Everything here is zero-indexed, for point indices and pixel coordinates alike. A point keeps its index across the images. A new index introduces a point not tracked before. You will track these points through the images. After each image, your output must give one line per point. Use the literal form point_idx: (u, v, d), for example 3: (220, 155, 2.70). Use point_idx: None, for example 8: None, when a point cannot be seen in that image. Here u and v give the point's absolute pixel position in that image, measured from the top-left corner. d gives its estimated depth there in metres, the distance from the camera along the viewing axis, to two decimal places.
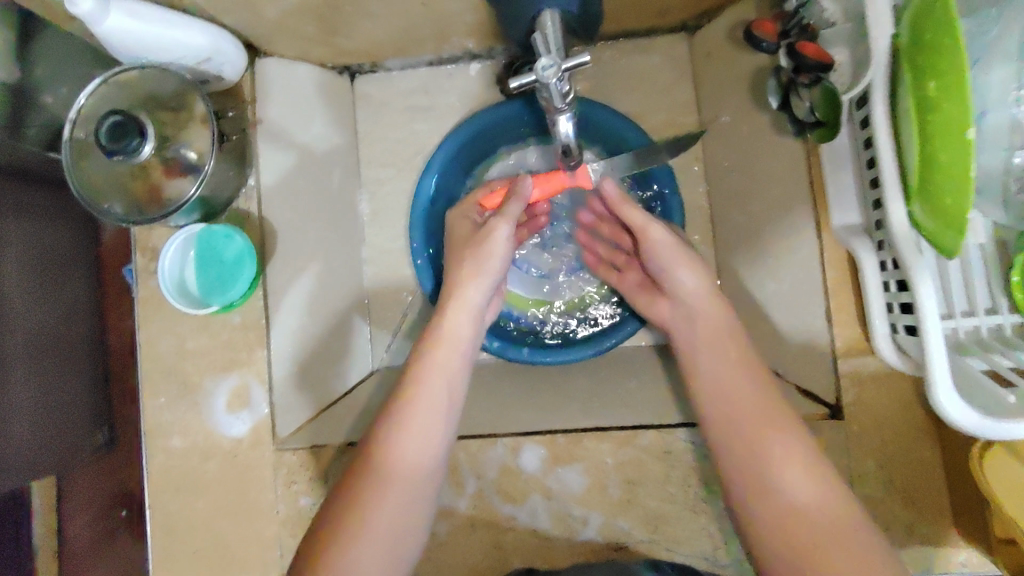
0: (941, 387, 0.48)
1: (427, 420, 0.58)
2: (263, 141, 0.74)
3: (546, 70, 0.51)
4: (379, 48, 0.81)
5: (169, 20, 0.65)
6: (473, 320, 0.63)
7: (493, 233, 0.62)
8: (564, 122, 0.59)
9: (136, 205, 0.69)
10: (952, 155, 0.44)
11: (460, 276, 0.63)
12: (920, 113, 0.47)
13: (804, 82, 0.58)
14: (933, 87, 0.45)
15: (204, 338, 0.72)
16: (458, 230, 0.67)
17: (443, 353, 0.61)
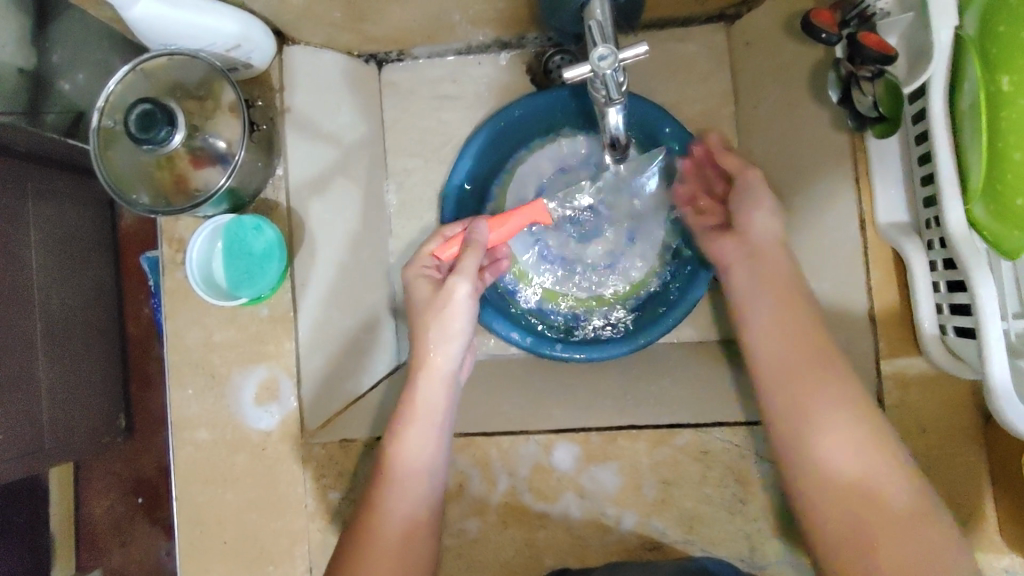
0: (1002, 378, 0.46)
1: (411, 484, 0.59)
2: (292, 132, 0.73)
3: (604, 59, 0.49)
4: (408, 35, 0.80)
5: (199, 6, 0.64)
6: (446, 382, 0.63)
7: (453, 293, 0.61)
8: (614, 114, 0.58)
9: (164, 196, 0.68)
10: None
11: (426, 345, 0.62)
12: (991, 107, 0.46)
13: (865, 75, 0.55)
14: (1006, 82, 0.45)
15: (231, 330, 0.71)
16: (418, 291, 0.63)
17: (420, 422, 0.61)
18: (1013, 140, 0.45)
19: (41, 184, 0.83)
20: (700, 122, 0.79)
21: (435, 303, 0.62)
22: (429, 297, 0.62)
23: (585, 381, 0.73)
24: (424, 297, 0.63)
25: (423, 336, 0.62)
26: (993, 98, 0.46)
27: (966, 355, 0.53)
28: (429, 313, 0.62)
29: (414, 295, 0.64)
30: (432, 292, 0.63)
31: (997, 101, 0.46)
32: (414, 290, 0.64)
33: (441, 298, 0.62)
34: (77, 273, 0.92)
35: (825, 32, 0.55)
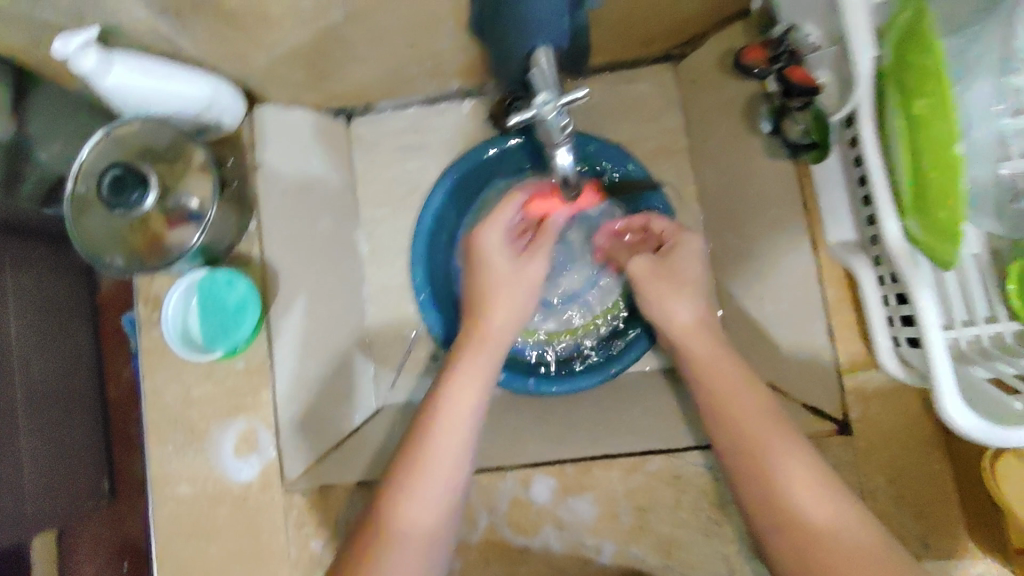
0: (944, 385, 0.48)
1: (449, 445, 0.58)
2: (264, 186, 0.76)
3: (546, 104, 0.54)
4: (370, 90, 0.83)
5: (169, 73, 0.66)
6: (501, 342, 0.64)
7: (534, 261, 0.65)
8: (562, 155, 0.60)
9: (138, 256, 0.71)
10: (943, 171, 0.46)
11: (494, 296, 0.64)
12: (910, 131, 0.48)
13: (796, 106, 0.61)
14: (921, 106, 0.47)
15: (208, 385, 0.72)
16: (495, 256, 0.65)
17: (479, 357, 0.63)
18: (929, 160, 0.47)
19: (16, 255, 0.85)
20: (655, 157, 0.83)
21: (515, 279, 0.65)
22: (514, 270, 0.65)
23: (560, 414, 0.75)
24: (505, 264, 0.65)
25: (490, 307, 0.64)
26: (910, 122, 0.48)
27: (916, 363, 0.55)
28: (505, 283, 0.64)
29: (490, 264, 0.65)
30: (512, 267, 0.65)
31: (912, 126, 0.48)
32: (489, 253, 0.65)
33: (522, 275, 0.65)
34: (56, 339, 0.93)
35: (755, 70, 0.62)
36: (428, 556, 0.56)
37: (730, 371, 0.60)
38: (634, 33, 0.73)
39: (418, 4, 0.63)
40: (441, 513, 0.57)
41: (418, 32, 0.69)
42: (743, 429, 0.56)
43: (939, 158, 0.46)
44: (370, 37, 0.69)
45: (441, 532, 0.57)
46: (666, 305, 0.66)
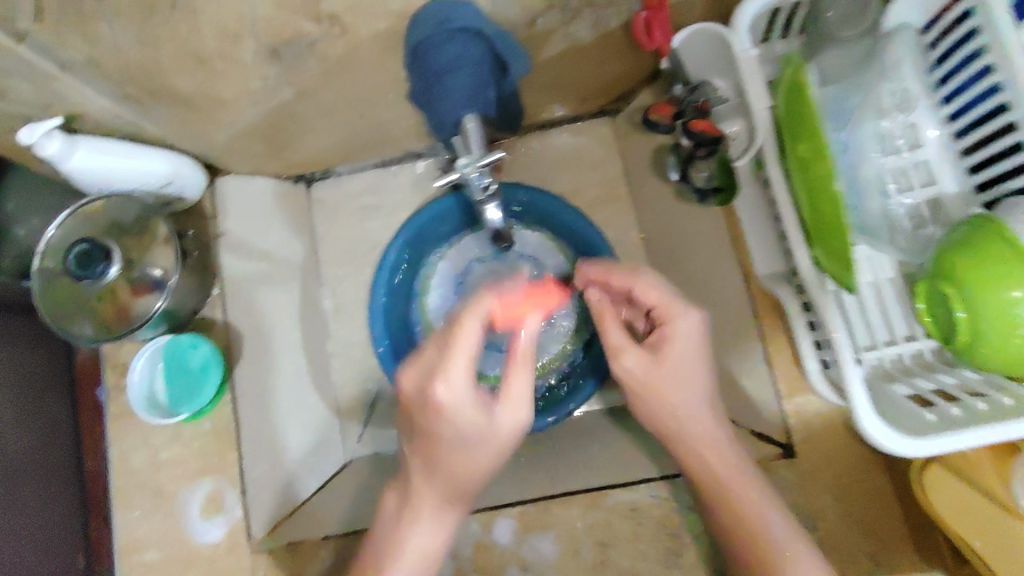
0: (858, 400, 0.52)
1: (430, 506, 0.59)
2: (226, 253, 0.79)
3: (467, 168, 0.62)
4: (328, 156, 0.88)
5: (131, 152, 0.71)
6: (470, 414, 0.53)
7: (507, 407, 0.54)
8: (491, 210, 0.70)
9: (105, 325, 0.74)
10: (830, 206, 0.50)
11: (446, 393, 0.53)
12: (801, 170, 0.53)
13: (702, 154, 0.67)
14: (805, 150, 0.52)
15: (177, 447, 0.74)
16: (462, 412, 0.53)
17: (448, 424, 0.54)
18: (819, 196, 0.51)
19: None
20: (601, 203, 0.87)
21: (485, 437, 0.54)
22: (479, 431, 0.54)
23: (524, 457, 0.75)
24: (470, 423, 0.54)
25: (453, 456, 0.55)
26: (800, 163, 0.53)
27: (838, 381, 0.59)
28: (473, 437, 0.54)
29: (452, 418, 0.53)
30: (481, 423, 0.54)
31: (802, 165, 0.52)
32: (449, 422, 0.54)
33: (493, 428, 0.54)
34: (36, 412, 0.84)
35: (661, 126, 0.71)
36: None
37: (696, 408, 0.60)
38: (568, 93, 0.79)
39: (363, 79, 0.69)
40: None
41: (366, 103, 0.74)
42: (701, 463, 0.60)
43: (827, 194, 0.50)
44: (321, 111, 0.74)
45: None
46: (668, 401, 0.59)
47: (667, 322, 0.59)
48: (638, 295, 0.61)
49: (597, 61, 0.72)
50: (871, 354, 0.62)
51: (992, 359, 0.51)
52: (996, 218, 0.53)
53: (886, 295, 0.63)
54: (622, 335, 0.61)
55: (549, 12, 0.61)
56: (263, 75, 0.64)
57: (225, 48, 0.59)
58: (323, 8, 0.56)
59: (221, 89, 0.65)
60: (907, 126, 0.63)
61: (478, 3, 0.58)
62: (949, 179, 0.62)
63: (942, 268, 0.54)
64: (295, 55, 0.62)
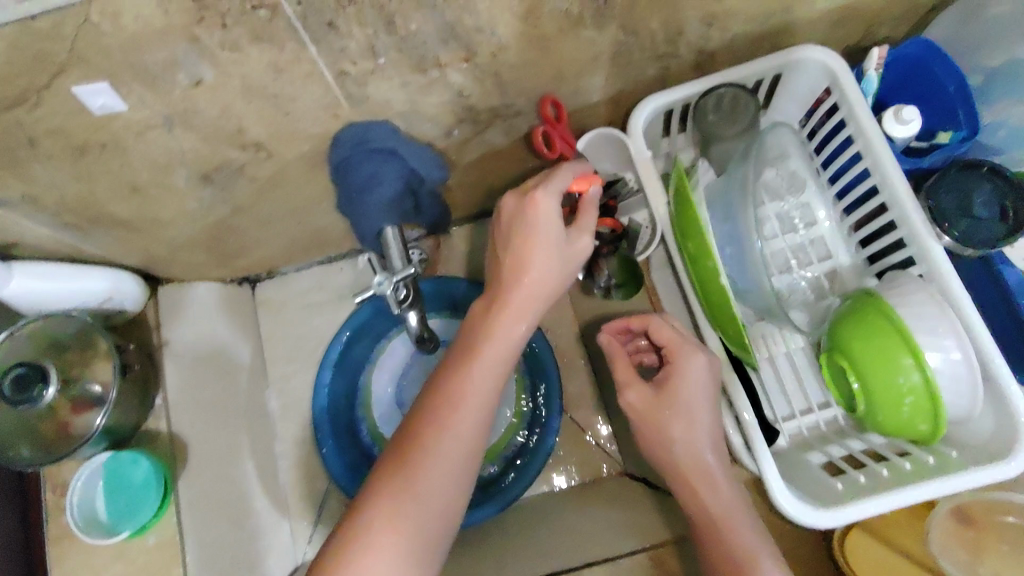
0: (770, 476, 0.55)
1: (471, 411, 0.51)
2: (170, 363, 0.80)
3: (381, 283, 0.64)
4: (271, 260, 0.91)
5: (71, 274, 0.72)
6: (555, 233, 0.54)
7: (580, 242, 0.56)
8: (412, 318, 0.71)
9: (44, 446, 0.73)
10: (720, 297, 0.57)
11: (549, 197, 0.54)
12: (694, 265, 0.60)
13: (606, 250, 0.73)
14: (691, 246, 0.59)
15: (120, 566, 0.72)
16: (554, 223, 0.54)
17: (538, 240, 0.54)
18: (711, 287, 0.58)
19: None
20: None
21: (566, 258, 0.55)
22: (564, 249, 0.55)
23: (468, 546, 0.73)
24: (558, 236, 0.54)
25: (537, 272, 0.54)
26: (691, 257, 0.60)
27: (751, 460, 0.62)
28: (557, 255, 0.54)
29: (541, 228, 0.54)
30: (564, 242, 0.55)
31: (695, 260, 0.59)
32: (543, 222, 0.54)
33: (569, 255, 0.55)
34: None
35: None
36: (432, 545, 0.48)
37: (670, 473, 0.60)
38: (494, 189, 0.84)
39: (295, 192, 0.73)
40: (443, 513, 0.49)
41: (302, 212, 0.78)
42: None
43: (715, 286, 0.57)
44: (260, 222, 0.78)
45: (447, 523, 0.49)
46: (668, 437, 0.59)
47: (677, 359, 0.61)
48: (652, 335, 0.63)
49: (517, 160, 0.78)
50: (790, 423, 0.65)
51: (886, 427, 0.56)
52: (876, 295, 0.57)
53: (800, 364, 0.67)
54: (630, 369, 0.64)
55: (462, 124, 0.67)
56: (198, 197, 0.68)
57: (158, 177, 0.62)
58: (249, 138, 0.60)
59: (158, 211, 0.69)
60: (801, 205, 0.67)
61: (393, 125, 0.63)
62: (843, 253, 0.67)
63: (837, 344, 0.59)
64: (227, 178, 0.66)
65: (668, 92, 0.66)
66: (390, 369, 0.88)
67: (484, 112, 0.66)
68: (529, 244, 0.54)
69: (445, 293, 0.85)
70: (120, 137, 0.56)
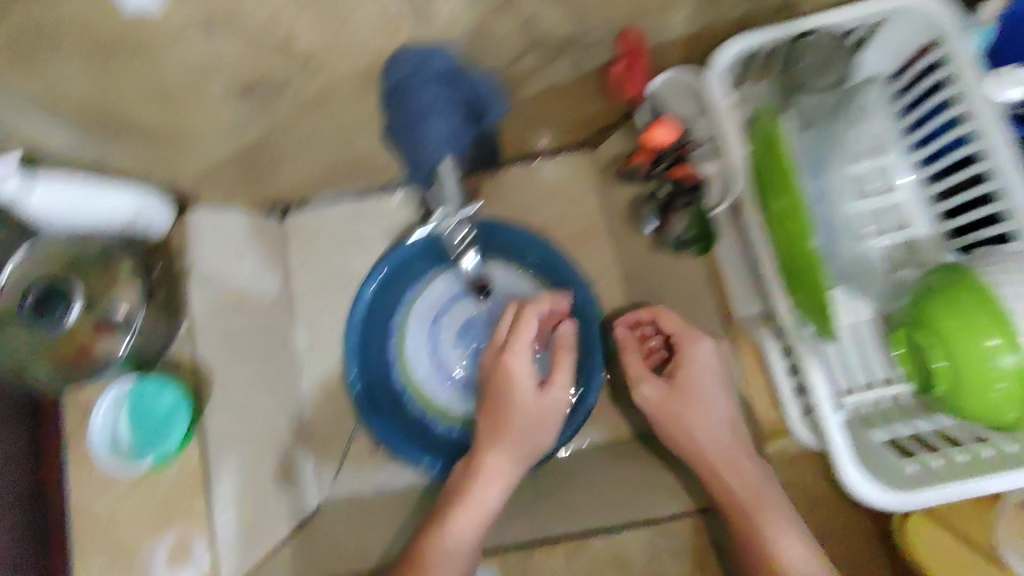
0: (840, 448, 0.53)
1: (465, 529, 0.65)
2: (196, 290, 0.73)
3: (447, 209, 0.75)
4: (304, 186, 0.86)
5: (93, 187, 0.67)
6: (529, 387, 0.71)
7: (551, 390, 0.72)
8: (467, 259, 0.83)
9: (64, 369, 0.70)
10: (807, 265, 0.51)
11: (514, 357, 0.71)
12: (779, 225, 0.54)
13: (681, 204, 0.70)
14: (779, 205, 0.53)
15: (138, 495, 0.69)
16: (523, 368, 0.70)
17: (511, 391, 0.71)
18: (798, 252, 0.52)
19: None
20: (581, 233, 0.85)
21: (541, 408, 0.71)
22: (535, 398, 0.71)
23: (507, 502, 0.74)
24: (531, 388, 0.71)
25: (515, 418, 0.70)
26: (775, 217, 0.54)
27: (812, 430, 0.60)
28: (532, 401, 0.71)
29: (515, 379, 0.70)
30: (536, 393, 0.71)
31: (780, 221, 0.53)
32: (516, 379, 0.71)
33: (545, 399, 0.71)
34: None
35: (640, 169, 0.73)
36: None
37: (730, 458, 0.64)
38: (546, 127, 0.79)
39: (341, 114, 0.68)
40: None
41: (345, 135, 0.73)
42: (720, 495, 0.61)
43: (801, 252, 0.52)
44: (300, 145, 0.73)
45: None
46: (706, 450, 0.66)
47: (684, 353, 0.69)
48: (661, 324, 0.72)
49: (577, 97, 0.72)
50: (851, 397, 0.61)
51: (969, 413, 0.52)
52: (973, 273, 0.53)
53: (864, 337, 0.64)
54: (642, 366, 0.72)
55: (530, 52, 0.62)
56: (235, 112, 0.63)
57: (192, 85, 0.57)
58: (298, 48, 0.55)
59: (190, 125, 0.64)
60: (879, 170, 0.65)
61: (455, 47, 0.58)
62: (920, 224, 0.64)
63: (919, 318, 0.54)
64: (268, 93, 0.61)
65: (757, 32, 0.60)
66: (428, 313, 0.84)
67: (554, 38, 0.61)
68: (508, 397, 0.70)
69: (493, 236, 0.82)
70: (154, 37, 0.50)
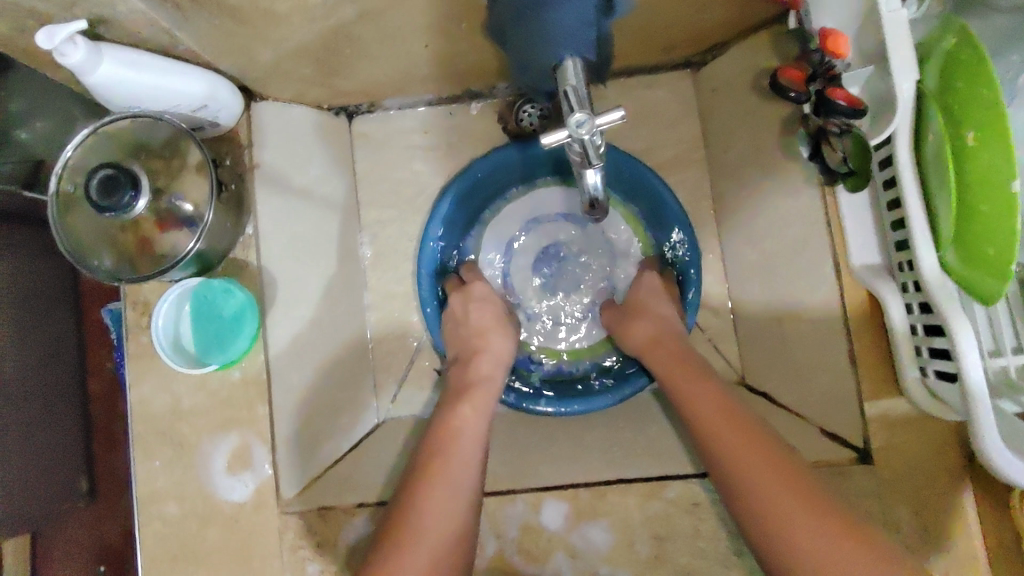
0: (984, 423, 0.48)
1: (471, 433, 0.61)
2: (262, 189, 0.71)
3: (581, 126, 0.49)
4: (378, 88, 0.79)
5: (163, 68, 0.61)
6: (498, 306, 0.76)
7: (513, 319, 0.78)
8: (591, 176, 0.56)
9: (128, 258, 0.65)
10: (994, 205, 0.48)
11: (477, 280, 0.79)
12: (958, 162, 0.50)
13: (835, 130, 0.56)
14: (970, 137, 0.49)
15: (201, 396, 0.67)
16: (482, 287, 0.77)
17: (482, 309, 0.75)
18: (979, 195, 0.49)
19: (26, 244, 0.86)
20: (669, 164, 0.84)
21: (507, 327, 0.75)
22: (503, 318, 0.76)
23: (570, 434, 0.75)
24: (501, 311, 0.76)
25: (490, 338, 0.73)
26: (959, 152, 0.49)
27: (947, 398, 0.54)
28: (500, 320, 0.75)
29: (494, 302, 0.76)
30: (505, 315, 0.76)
31: (959, 154, 0.49)
32: (484, 299, 0.76)
33: (512, 325, 0.76)
34: (37, 325, 0.89)
35: (791, 92, 0.57)
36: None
37: (736, 412, 0.59)
38: (653, 38, 0.71)
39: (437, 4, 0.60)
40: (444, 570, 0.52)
41: (436, 31, 0.66)
42: (726, 449, 0.56)
43: (992, 192, 0.48)
44: (384, 37, 0.66)
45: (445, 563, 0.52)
46: (719, 429, 0.58)
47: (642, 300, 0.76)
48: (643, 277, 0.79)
49: (700, 6, 0.64)
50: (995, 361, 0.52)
51: None
52: None
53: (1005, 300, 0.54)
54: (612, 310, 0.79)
55: None
56: None
57: None
58: None
59: (276, 5, 0.57)
60: None
61: None
62: None
63: None
64: None
65: None
66: (524, 222, 0.86)
67: None
68: (481, 315, 0.75)
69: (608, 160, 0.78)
70: None
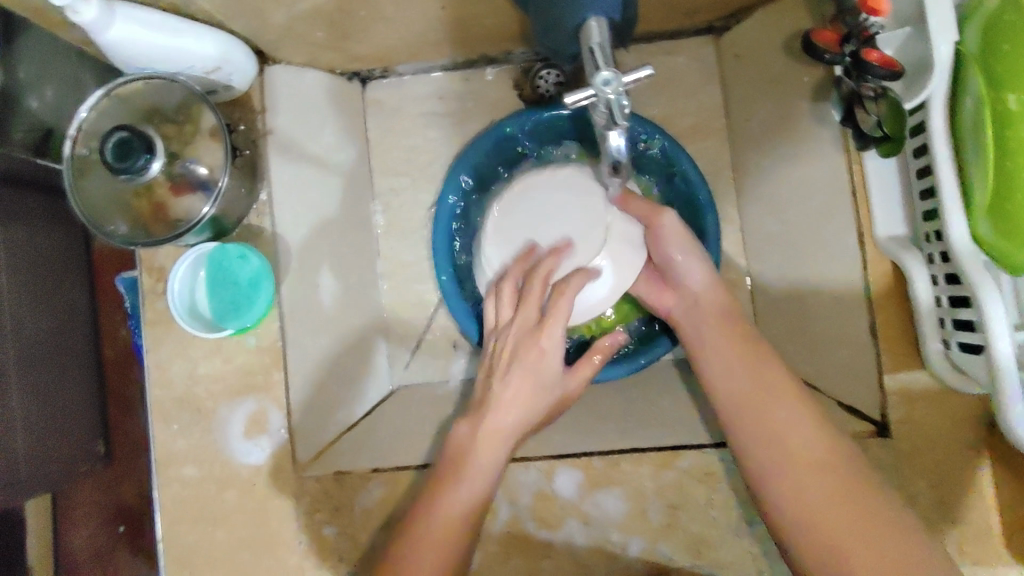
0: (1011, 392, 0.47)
1: (481, 467, 0.59)
2: (275, 153, 0.70)
3: (608, 84, 0.47)
4: (392, 52, 0.78)
5: (175, 29, 0.60)
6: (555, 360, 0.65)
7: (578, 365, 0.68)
8: (614, 138, 0.55)
9: (143, 224, 0.65)
10: None
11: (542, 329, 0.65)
12: (999, 127, 0.50)
13: (869, 92, 0.55)
14: (1013, 101, 0.49)
15: (217, 362, 0.67)
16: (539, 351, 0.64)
17: (536, 364, 0.64)
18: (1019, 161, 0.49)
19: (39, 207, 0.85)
20: (690, 132, 0.82)
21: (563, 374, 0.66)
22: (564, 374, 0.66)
23: (584, 405, 0.74)
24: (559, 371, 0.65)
25: (547, 397, 0.64)
26: (1000, 117, 0.50)
27: (971, 370, 0.53)
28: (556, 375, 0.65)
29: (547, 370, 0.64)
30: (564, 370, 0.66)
31: (1001, 119, 0.49)
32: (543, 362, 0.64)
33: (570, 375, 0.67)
34: (52, 292, 0.89)
35: (826, 54, 0.55)
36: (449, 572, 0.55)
37: (785, 409, 0.56)
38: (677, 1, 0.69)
39: None
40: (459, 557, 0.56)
41: None
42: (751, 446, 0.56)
43: None
44: None
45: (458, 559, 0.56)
46: (765, 416, 0.56)
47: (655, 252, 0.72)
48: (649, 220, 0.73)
49: None
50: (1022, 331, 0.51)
51: None
52: None
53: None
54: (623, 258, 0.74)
55: None
56: None
57: None
58: None
59: None
60: None
61: None
62: None
63: None
64: None
65: None
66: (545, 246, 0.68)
67: None
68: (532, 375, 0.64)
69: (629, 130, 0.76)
70: None
